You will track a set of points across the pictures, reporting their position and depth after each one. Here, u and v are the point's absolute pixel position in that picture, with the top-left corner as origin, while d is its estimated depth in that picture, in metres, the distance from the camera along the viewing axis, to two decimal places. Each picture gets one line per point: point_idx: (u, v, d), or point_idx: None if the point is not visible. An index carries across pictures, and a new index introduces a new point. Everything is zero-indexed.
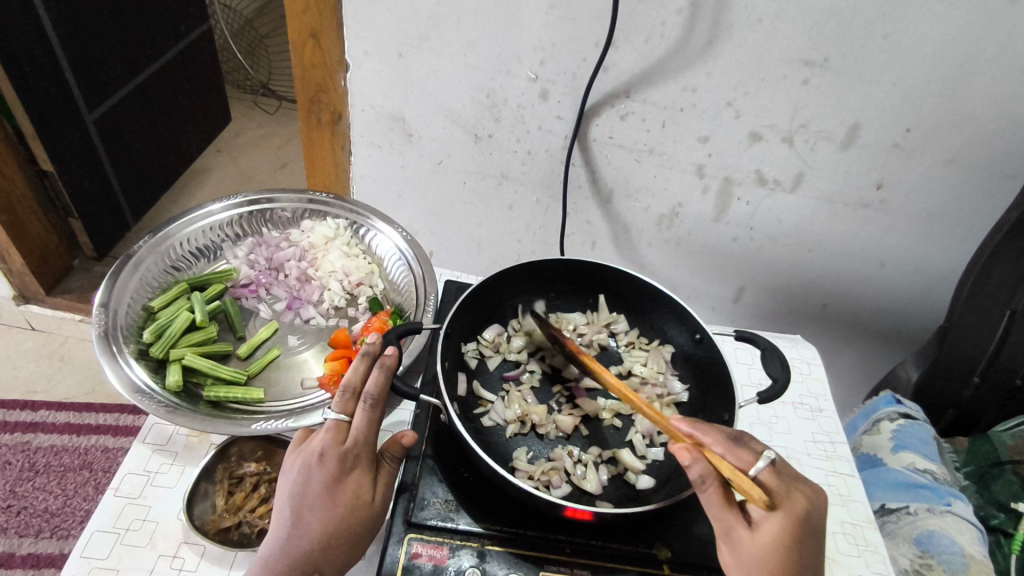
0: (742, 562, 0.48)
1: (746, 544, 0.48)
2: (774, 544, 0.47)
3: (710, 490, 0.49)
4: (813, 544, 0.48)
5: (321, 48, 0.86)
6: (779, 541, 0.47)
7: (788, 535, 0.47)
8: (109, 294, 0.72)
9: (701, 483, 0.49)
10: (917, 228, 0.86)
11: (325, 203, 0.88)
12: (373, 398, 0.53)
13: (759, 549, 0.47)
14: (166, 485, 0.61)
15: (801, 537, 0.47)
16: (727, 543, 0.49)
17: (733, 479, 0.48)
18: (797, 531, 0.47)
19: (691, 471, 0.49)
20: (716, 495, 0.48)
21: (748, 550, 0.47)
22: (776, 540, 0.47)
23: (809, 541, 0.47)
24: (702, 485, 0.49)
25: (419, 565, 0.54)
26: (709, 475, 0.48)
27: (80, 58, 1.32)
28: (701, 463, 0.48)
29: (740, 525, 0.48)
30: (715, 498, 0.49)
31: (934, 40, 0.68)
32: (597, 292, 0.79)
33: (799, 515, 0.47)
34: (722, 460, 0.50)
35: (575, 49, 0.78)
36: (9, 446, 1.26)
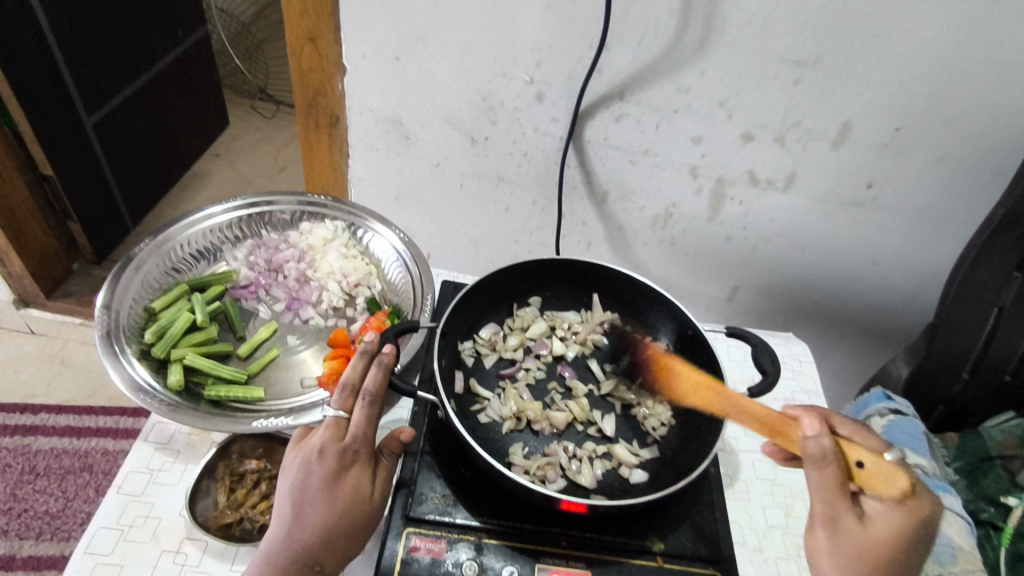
0: (842, 548, 0.49)
1: (852, 532, 0.49)
2: (885, 537, 0.49)
3: (826, 475, 0.48)
4: (924, 541, 0.50)
5: (319, 51, 0.87)
6: (890, 533, 0.49)
7: (903, 526, 0.49)
8: (112, 295, 0.73)
9: (820, 463, 0.48)
10: (906, 226, 0.88)
11: (323, 205, 0.89)
12: (372, 395, 0.55)
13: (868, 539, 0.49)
14: (168, 483, 0.62)
15: (913, 532, 0.49)
16: (827, 529, 0.50)
17: (865, 468, 0.50)
18: (914, 528, 0.49)
19: (812, 445, 0.48)
20: (833, 481, 0.48)
21: (854, 538, 0.49)
22: (889, 534, 0.49)
23: (920, 537, 0.50)
24: (819, 468, 0.49)
25: (417, 559, 0.55)
26: (833, 456, 0.48)
27: (79, 63, 1.34)
28: (823, 439, 0.48)
29: (848, 515, 0.49)
30: (831, 481, 0.48)
31: (921, 40, 0.70)
32: (591, 291, 0.80)
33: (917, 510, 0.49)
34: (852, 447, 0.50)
35: (570, 51, 0.80)
36: (10, 449, 1.27)
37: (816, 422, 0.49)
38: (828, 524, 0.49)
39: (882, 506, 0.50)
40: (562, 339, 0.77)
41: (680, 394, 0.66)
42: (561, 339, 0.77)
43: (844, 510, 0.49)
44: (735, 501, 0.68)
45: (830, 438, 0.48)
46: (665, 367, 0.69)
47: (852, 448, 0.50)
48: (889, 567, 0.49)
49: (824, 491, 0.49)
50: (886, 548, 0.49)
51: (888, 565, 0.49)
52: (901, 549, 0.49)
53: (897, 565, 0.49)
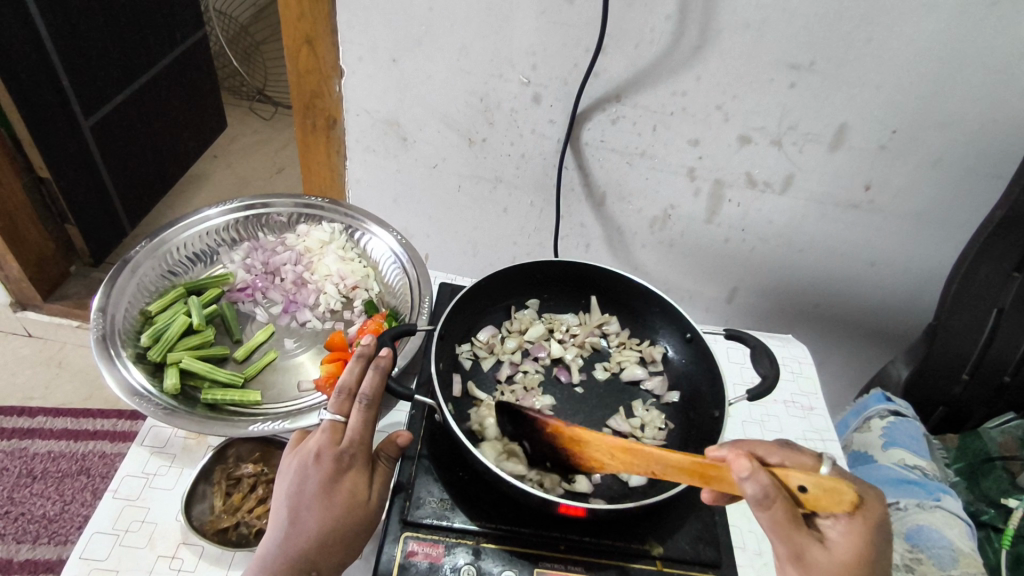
0: None
1: (821, 564, 0.46)
2: (853, 559, 0.46)
3: (776, 512, 0.46)
4: (886, 550, 0.48)
5: (315, 54, 0.87)
6: (855, 552, 0.46)
7: (864, 542, 0.47)
8: (107, 299, 0.72)
9: (766, 502, 0.45)
10: (904, 227, 0.88)
11: (320, 208, 0.88)
12: (369, 398, 0.54)
13: (837, 566, 0.46)
14: (163, 488, 0.62)
15: (874, 543, 0.47)
16: (796, 563, 0.47)
17: (811, 491, 0.46)
18: (875, 539, 0.47)
19: (752, 486, 0.45)
20: (785, 516, 0.46)
21: (824, 570, 0.46)
22: (854, 554, 0.46)
23: (884, 548, 0.48)
24: (767, 507, 0.46)
25: (414, 563, 0.55)
26: (774, 491, 0.45)
27: (77, 66, 1.33)
28: (760, 477, 0.45)
29: (812, 546, 0.46)
30: (782, 517, 0.46)
31: (918, 44, 0.70)
32: (589, 293, 0.80)
33: (873, 520, 0.47)
34: (789, 470, 0.47)
35: (567, 54, 0.79)
36: (7, 452, 1.27)
37: (747, 459, 0.46)
38: (796, 560, 0.47)
39: (841, 525, 0.47)
40: (561, 341, 0.77)
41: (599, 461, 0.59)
42: (559, 342, 0.76)
43: (806, 541, 0.46)
44: (735, 504, 0.68)
45: (763, 472, 0.45)
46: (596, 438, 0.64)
47: (794, 473, 0.47)
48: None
49: (783, 529, 0.46)
50: (856, 571, 0.46)
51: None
52: (867, 566, 0.46)
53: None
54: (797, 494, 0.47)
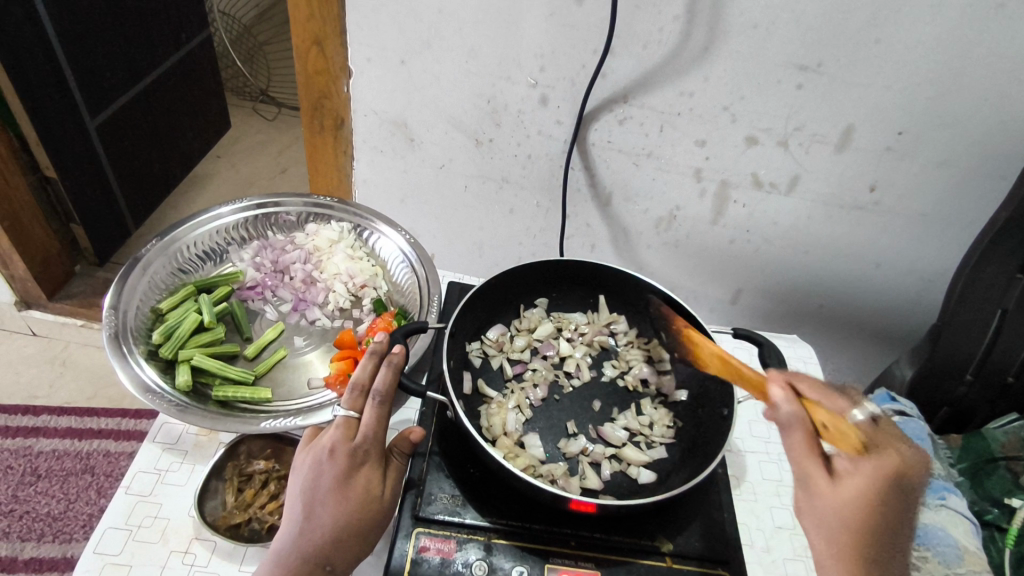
0: (817, 510, 0.49)
1: (824, 494, 0.48)
2: (858, 498, 0.47)
3: (793, 437, 0.50)
4: (908, 505, 0.48)
5: (325, 55, 0.88)
6: (864, 492, 0.47)
7: (875, 487, 0.47)
8: (119, 297, 0.73)
9: (787, 426, 0.50)
10: (909, 228, 0.88)
11: (329, 207, 0.89)
12: (382, 395, 0.55)
13: (840, 500, 0.48)
14: (175, 483, 0.62)
15: (890, 493, 0.47)
16: (803, 490, 0.50)
17: (830, 427, 0.50)
18: (893, 488, 0.47)
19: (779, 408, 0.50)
20: (802, 442, 0.49)
21: (826, 500, 0.48)
22: (862, 494, 0.47)
23: (903, 502, 0.47)
24: (788, 431, 0.50)
25: (426, 559, 0.55)
26: (795, 417, 0.50)
27: (84, 66, 1.34)
28: (789, 403, 0.50)
29: (820, 476, 0.49)
30: (800, 442, 0.49)
31: (923, 46, 0.70)
32: (597, 292, 0.80)
33: (894, 469, 0.47)
34: (818, 407, 0.51)
35: (575, 55, 0.80)
36: (11, 451, 1.27)
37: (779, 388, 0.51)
38: (803, 486, 0.50)
39: (856, 467, 0.48)
40: (569, 340, 0.77)
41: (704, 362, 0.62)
42: (568, 340, 0.77)
43: (814, 471, 0.49)
44: (743, 502, 0.68)
45: (787, 396, 0.50)
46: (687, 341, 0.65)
47: (822, 408, 0.50)
48: (865, 529, 0.47)
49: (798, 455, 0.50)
50: (858, 511, 0.47)
51: (862, 526, 0.47)
52: (875, 510, 0.47)
53: (873, 528, 0.47)
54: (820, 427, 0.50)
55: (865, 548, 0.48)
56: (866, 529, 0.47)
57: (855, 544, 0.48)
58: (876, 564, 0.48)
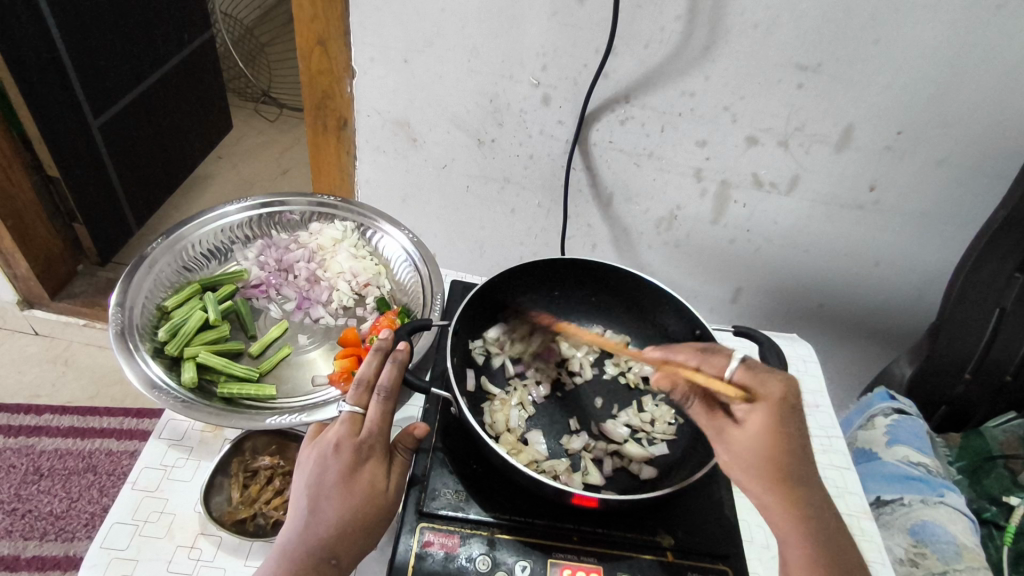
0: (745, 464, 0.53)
1: (740, 444, 0.54)
2: (760, 436, 0.53)
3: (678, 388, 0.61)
4: (799, 423, 0.53)
5: (328, 55, 0.88)
6: (761, 430, 0.53)
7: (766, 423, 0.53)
8: (125, 294, 0.73)
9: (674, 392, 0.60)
10: (908, 228, 0.89)
11: (333, 206, 0.89)
12: (387, 391, 0.56)
13: (751, 447, 0.53)
14: (181, 479, 0.63)
15: (780, 416, 0.53)
16: (725, 449, 0.55)
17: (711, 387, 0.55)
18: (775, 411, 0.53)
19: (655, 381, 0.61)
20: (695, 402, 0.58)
21: (743, 449, 0.53)
22: (764, 431, 0.53)
23: (796, 421, 0.53)
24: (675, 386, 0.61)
25: (431, 553, 0.56)
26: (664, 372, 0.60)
27: (87, 66, 1.35)
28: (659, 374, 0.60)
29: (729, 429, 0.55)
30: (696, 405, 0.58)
31: (922, 46, 0.71)
32: (599, 291, 0.81)
33: (773, 402, 0.53)
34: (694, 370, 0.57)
35: (577, 55, 0.81)
36: (14, 450, 1.27)
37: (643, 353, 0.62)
38: (719, 438, 0.56)
39: (750, 408, 0.54)
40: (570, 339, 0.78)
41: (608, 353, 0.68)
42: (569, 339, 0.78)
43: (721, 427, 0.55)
44: (743, 498, 0.69)
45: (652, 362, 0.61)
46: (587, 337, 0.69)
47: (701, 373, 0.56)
48: (779, 461, 0.52)
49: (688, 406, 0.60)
50: (765, 446, 0.52)
51: (774, 458, 0.52)
52: (777, 439, 0.52)
53: (786, 457, 0.52)
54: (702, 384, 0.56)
55: (786, 474, 0.52)
56: (780, 464, 0.52)
57: (781, 481, 0.52)
58: (798, 492, 0.52)
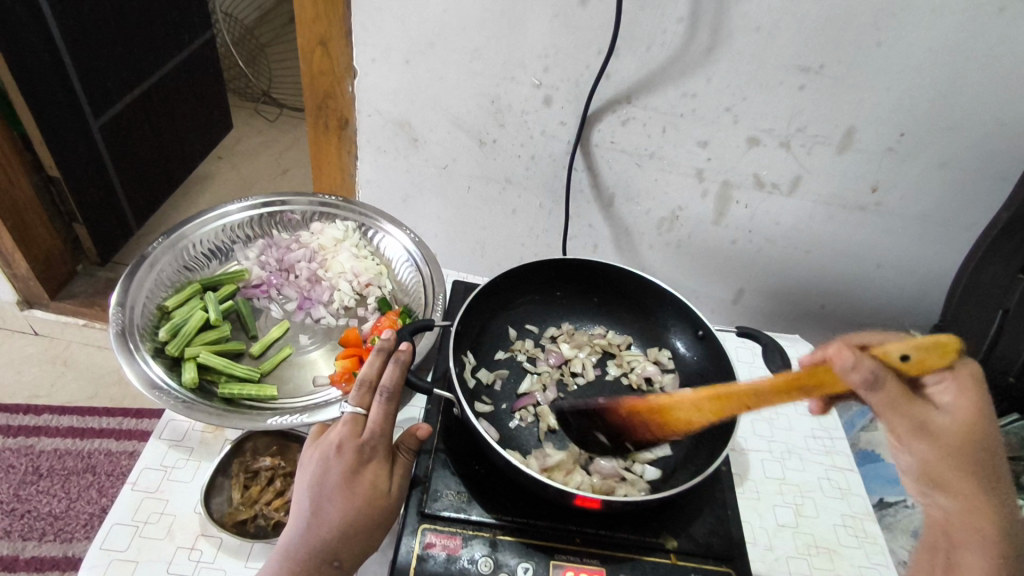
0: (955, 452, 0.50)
1: (952, 432, 0.50)
2: (969, 418, 0.50)
3: (887, 390, 0.47)
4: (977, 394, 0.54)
5: (329, 56, 0.88)
6: (970, 413, 0.50)
7: (975, 401, 0.51)
8: (125, 294, 0.73)
9: (876, 386, 0.47)
10: (910, 229, 0.89)
11: (335, 206, 0.89)
12: (389, 392, 0.55)
13: (961, 432, 0.50)
14: (182, 480, 0.62)
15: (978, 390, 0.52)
16: (931, 441, 0.50)
17: (915, 359, 0.49)
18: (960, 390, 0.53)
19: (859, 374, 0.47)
20: (900, 393, 0.48)
21: (954, 436, 0.50)
22: (971, 405, 0.51)
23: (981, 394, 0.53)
24: (880, 390, 0.47)
25: (432, 555, 0.55)
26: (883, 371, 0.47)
27: (87, 66, 1.35)
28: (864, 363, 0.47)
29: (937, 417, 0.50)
30: (896, 396, 0.48)
31: (924, 48, 0.71)
32: (601, 292, 0.81)
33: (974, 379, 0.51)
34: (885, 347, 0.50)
35: (579, 56, 0.81)
36: (12, 450, 1.27)
37: (850, 351, 0.47)
38: (922, 432, 0.49)
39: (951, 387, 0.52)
40: (572, 340, 0.78)
41: (687, 420, 0.60)
42: (570, 339, 0.78)
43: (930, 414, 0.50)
44: (746, 500, 0.68)
45: (871, 362, 0.47)
46: (647, 402, 0.61)
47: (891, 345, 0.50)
48: (981, 439, 0.51)
49: (891, 406, 0.48)
50: (972, 425, 0.50)
51: (982, 440, 0.51)
52: (983, 418, 0.51)
53: (989, 428, 0.51)
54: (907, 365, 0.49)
55: (988, 455, 0.51)
56: (982, 443, 0.50)
57: (981, 465, 0.50)
58: (997, 469, 0.51)
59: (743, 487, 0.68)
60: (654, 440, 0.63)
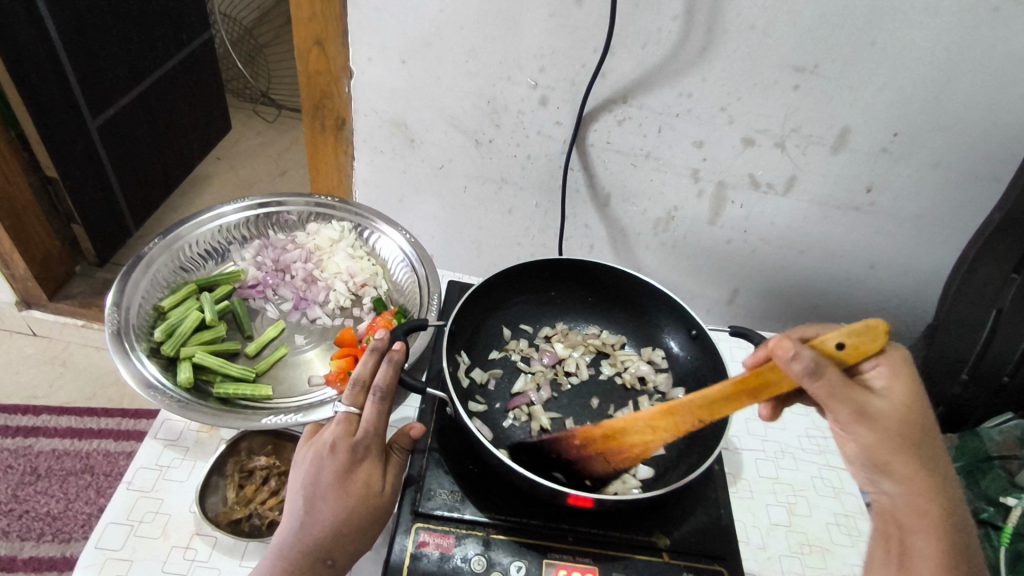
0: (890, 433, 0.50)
1: (890, 415, 0.50)
2: (905, 401, 0.51)
3: (828, 379, 0.48)
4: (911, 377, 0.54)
5: (326, 55, 0.88)
6: (904, 396, 0.51)
7: (908, 385, 0.51)
8: (121, 294, 0.73)
9: (816, 374, 0.47)
10: (905, 229, 0.89)
11: (331, 207, 0.89)
12: (382, 391, 0.56)
13: (897, 415, 0.50)
14: (177, 479, 0.62)
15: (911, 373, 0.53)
16: (868, 424, 0.50)
17: (850, 346, 0.49)
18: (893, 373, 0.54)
19: (801, 362, 0.47)
20: (838, 379, 0.48)
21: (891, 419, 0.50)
22: (905, 389, 0.51)
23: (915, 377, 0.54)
24: (820, 377, 0.48)
25: (426, 553, 0.56)
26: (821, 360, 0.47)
27: (86, 66, 1.35)
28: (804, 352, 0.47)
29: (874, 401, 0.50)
30: (835, 382, 0.48)
31: (918, 47, 0.71)
32: (595, 292, 0.81)
33: (905, 365, 0.52)
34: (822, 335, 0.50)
35: (574, 56, 0.81)
36: (10, 451, 1.27)
37: (790, 342, 0.48)
38: (862, 416, 0.49)
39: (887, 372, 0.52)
40: (566, 340, 0.78)
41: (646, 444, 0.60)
42: (564, 339, 0.78)
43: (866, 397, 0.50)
44: (739, 500, 0.69)
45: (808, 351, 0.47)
46: (599, 427, 0.60)
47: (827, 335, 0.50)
48: (915, 422, 0.51)
49: (831, 392, 0.48)
50: (907, 408, 0.51)
51: (916, 422, 0.51)
52: (917, 401, 0.52)
53: (923, 411, 0.52)
54: (843, 353, 0.50)
55: (924, 437, 0.51)
56: (919, 428, 0.51)
57: (920, 447, 0.51)
58: (932, 453, 0.52)
59: (737, 487, 0.69)
60: (616, 467, 0.62)
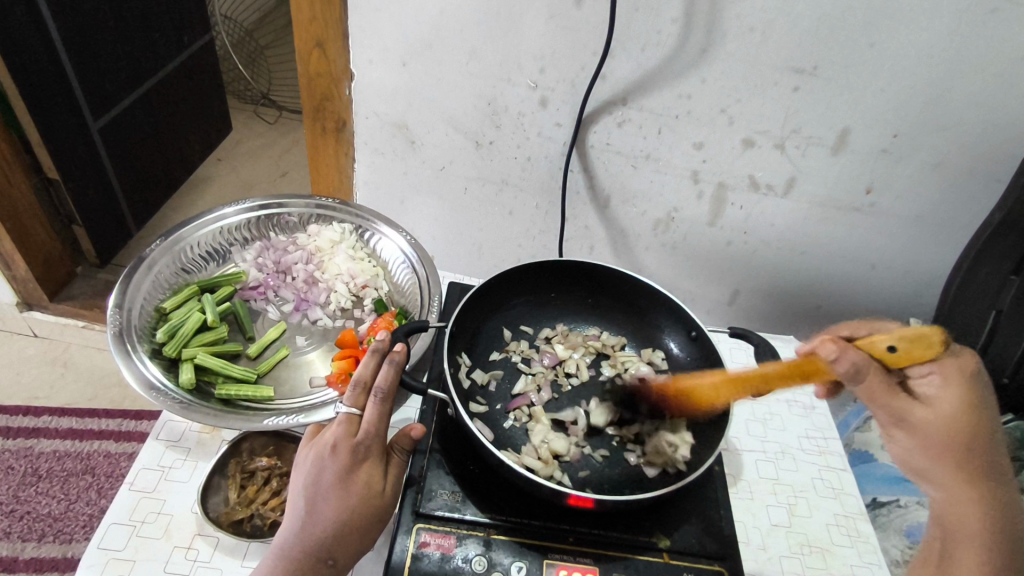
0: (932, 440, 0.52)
1: (933, 423, 0.52)
2: (955, 411, 0.51)
3: (871, 381, 0.50)
4: (984, 391, 0.53)
5: (327, 57, 0.89)
6: (957, 406, 0.51)
7: (963, 395, 0.51)
8: (123, 296, 0.74)
9: (857, 376, 0.50)
10: (904, 230, 0.89)
11: (332, 208, 0.89)
12: (383, 391, 0.56)
13: (944, 423, 0.51)
14: (179, 480, 0.63)
15: (975, 385, 0.52)
16: (906, 429, 0.52)
17: (901, 350, 0.50)
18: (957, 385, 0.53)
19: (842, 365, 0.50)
20: (880, 384, 0.51)
21: (934, 427, 0.52)
22: (959, 399, 0.51)
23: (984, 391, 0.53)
24: (861, 379, 0.50)
25: (426, 554, 0.56)
26: (865, 363, 0.50)
27: (87, 69, 1.35)
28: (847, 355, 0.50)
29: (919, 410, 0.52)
30: (877, 385, 0.50)
31: (917, 48, 0.72)
32: (595, 293, 0.81)
33: (965, 372, 0.52)
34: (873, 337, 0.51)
35: (574, 58, 0.81)
36: (12, 452, 1.27)
37: (833, 343, 0.50)
38: (900, 421, 0.52)
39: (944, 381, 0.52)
40: (566, 340, 0.78)
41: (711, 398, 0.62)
42: (563, 340, 0.79)
43: (909, 404, 0.52)
44: (739, 500, 0.69)
45: (852, 355, 0.49)
46: (677, 384, 0.65)
47: (879, 337, 0.51)
48: (965, 432, 0.51)
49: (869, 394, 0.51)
50: (957, 418, 0.51)
51: (965, 433, 0.51)
52: (973, 413, 0.52)
53: (977, 424, 0.52)
54: (894, 356, 0.51)
55: (974, 449, 0.52)
56: (970, 438, 0.52)
57: (967, 457, 0.52)
58: (985, 466, 0.52)
59: (736, 487, 0.69)
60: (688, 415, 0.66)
